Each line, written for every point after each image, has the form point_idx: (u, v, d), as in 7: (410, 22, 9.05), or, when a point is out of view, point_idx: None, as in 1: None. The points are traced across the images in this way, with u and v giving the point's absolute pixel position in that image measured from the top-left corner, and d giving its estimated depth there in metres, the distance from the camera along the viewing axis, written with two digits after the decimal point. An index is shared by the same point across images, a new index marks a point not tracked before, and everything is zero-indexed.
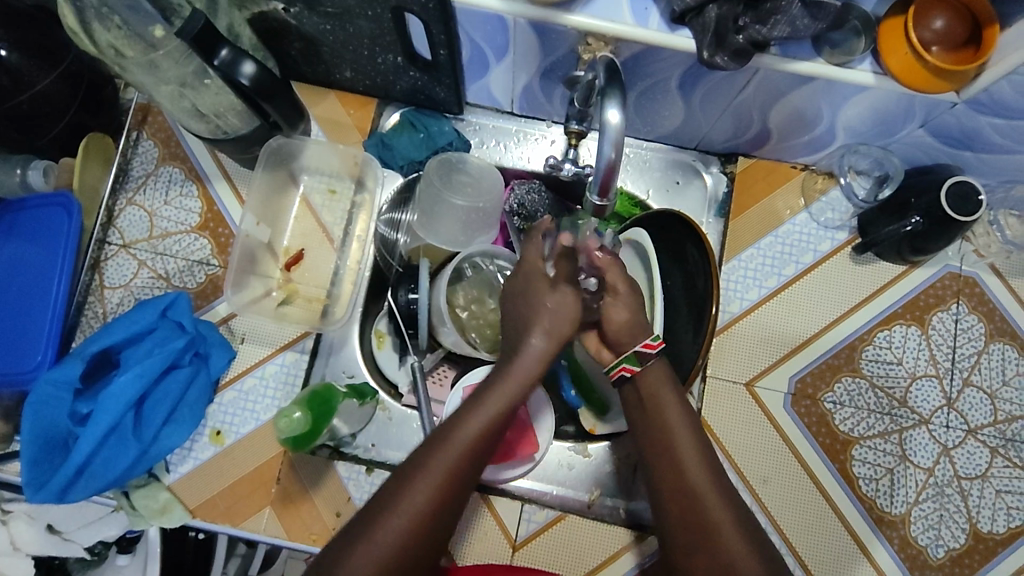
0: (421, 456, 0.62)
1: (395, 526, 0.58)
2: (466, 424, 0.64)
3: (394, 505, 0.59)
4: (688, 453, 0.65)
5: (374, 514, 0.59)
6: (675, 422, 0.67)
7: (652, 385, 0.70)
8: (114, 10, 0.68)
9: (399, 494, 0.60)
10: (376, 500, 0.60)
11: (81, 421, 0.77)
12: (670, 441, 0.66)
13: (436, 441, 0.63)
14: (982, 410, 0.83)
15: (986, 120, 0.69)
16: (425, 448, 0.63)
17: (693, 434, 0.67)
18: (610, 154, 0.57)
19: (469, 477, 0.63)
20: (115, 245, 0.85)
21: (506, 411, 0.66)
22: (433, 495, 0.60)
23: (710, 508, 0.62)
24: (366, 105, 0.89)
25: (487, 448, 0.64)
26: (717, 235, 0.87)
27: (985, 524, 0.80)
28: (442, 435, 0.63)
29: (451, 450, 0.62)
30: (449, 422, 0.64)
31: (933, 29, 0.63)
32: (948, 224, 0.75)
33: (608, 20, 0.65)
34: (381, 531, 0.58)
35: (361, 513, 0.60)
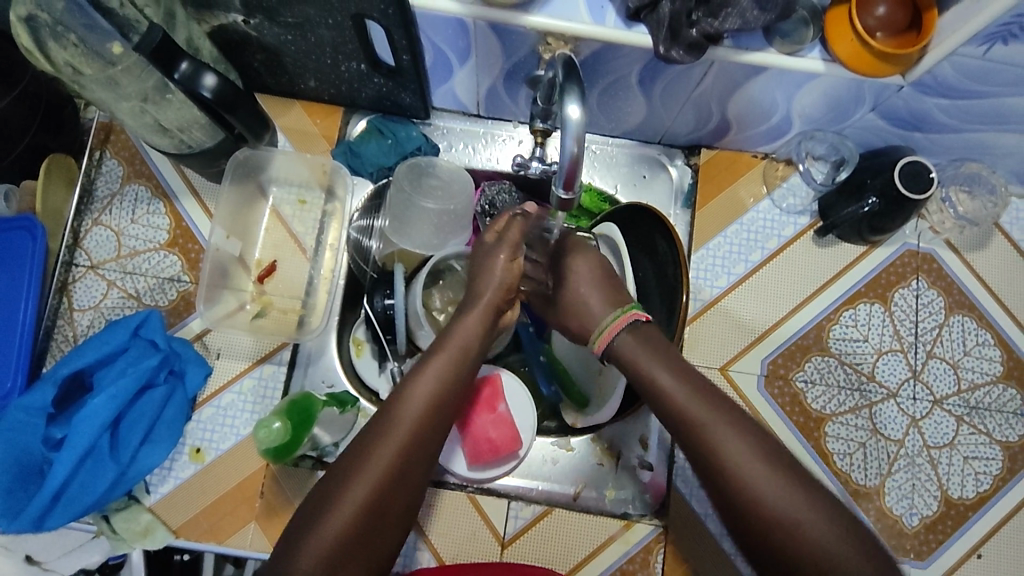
0: (371, 433, 0.60)
1: (349, 504, 0.57)
2: (412, 393, 0.62)
3: (346, 486, 0.57)
4: (710, 421, 0.61)
5: (326, 495, 0.57)
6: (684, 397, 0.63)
7: (634, 357, 0.67)
8: (69, 28, 0.67)
9: (351, 471, 0.58)
10: (329, 478, 0.59)
11: (56, 445, 0.75)
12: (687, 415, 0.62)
13: (385, 415, 0.61)
14: (946, 380, 0.86)
15: (932, 101, 0.72)
16: (374, 423, 0.61)
17: (710, 405, 0.62)
18: (574, 148, 0.58)
19: (426, 449, 0.61)
20: (83, 267, 0.84)
21: (451, 377, 0.65)
22: (387, 469, 0.58)
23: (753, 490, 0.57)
24: (331, 114, 0.90)
25: (443, 415, 0.63)
26: (685, 226, 0.89)
27: (955, 490, 0.83)
28: (390, 408, 0.62)
29: (400, 422, 0.60)
30: (396, 393, 0.63)
31: (876, 16, 0.66)
32: (904, 202, 0.78)
33: (566, 20, 0.67)
34: (336, 510, 0.57)
35: (315, 496, 0.59)
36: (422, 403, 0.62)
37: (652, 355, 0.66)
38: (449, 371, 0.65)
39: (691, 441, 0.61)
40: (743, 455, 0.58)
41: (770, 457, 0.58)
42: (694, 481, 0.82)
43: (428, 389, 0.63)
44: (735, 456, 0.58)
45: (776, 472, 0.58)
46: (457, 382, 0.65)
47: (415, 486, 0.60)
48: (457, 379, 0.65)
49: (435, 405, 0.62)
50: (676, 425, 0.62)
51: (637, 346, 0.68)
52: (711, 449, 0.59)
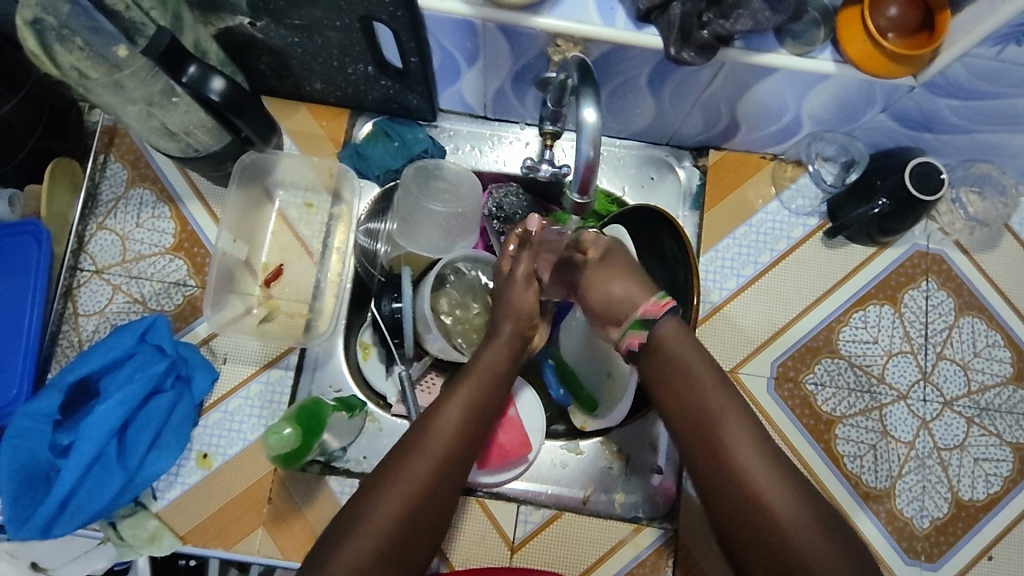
0: (403, 450, 0.63)
1: (385, 514, 0.60)
2: (445, 411, 0.66)
3: (381, 496, 0.61)
4: (734, 429, 0.65)
5: (362, 504, 0.61)
6: (716, 402, 0.66)
7: (671, 353, 0.68)
8: (75, 31, 0.66)
9: (388, 482, 0.62)
10: (366, 488, 0.62)
11: (62, 452, 0.75)
12: (711, 421, 0.66)
13: (419, 431, 0.64)
14: (957, 381, 0.85)
15: (944, 102, 0.72)
16: (410, 439, 0.65)
17: (738, 414, 0.66)
18: (589, 151, 0.58)
19: (455, 465, 0.64)
20: (87, 271, 0.83)
21: (479, 399, 0.68)
22: (421, 482, 0.62)
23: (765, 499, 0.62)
24: (338, 116, 0.89)
25: (471, 434, 0.66)
26: (694, 228, 0.88)
27: (966, 492, 0.83)
28: (423, 421, 0.65)
29: (433, 438, 0.64)
30: (429, 412, 0.66)
31: (888, 16, 0.66)
32: (914, 204, 0.78)
33: (576, 21, 0.66)
34: (371, 518, 0.60)
35: (352, 504, 0.62)
36: (454, 421, 0.65)
37: (691, 353, 0.68)
38: (478, 391, 0.68)
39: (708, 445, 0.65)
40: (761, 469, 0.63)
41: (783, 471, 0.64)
42: None
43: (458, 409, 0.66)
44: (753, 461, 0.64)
45: (787, 488, 0.63)
46: (486, 402, 0.68)
47: (445, 500, 0.63)
48: (486, 401, 0.68)
49: (466, 425, 0.66)
50: (697, 427, 0.66)
51: (681, 339, 0.68)
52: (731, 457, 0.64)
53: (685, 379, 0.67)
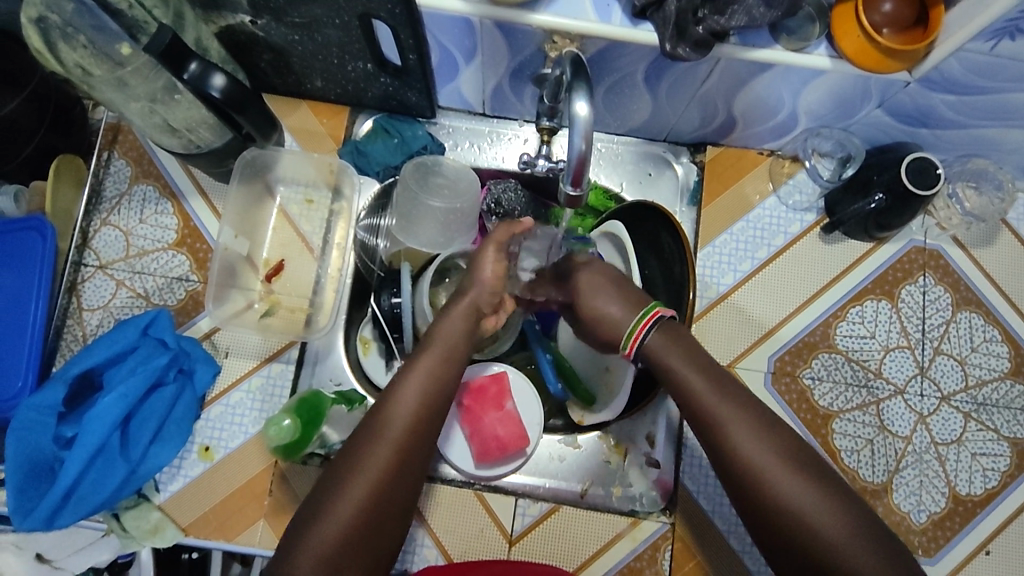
0: (367, 429, 0.60)
1: (350, 502, 0.57)
2: (404, 390, 0.62)
3: (333, 499, 0.57)
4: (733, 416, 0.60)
5: (316, 507, 0.57)
6: (705, 391, 0.62)
7: (662, 351, 0.66)
8: (79, 29, 0.67)
9: (340, 483, 0.58)
10: (319, 491, 0.59)
11: (67, 444, 0.76)
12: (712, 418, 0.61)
13: (373, 423, 0.61)
14: (954, 376, 0.86)
15: (939, 98, 0.72)
16: (363, 433, 0.61)
17: (734, 402, 0.61)
18: (582, 145, 0.58)
19: (416, 454, 0.61)
20: (92, 266, 0.84)
21: (439, 379, 0.64)
22: (376, 478, 0.58)
23: (778, 488, 0.57)
24: (338, 114, 0.90)
25: (432, 417, 0.62)
26: (691, 223, 0.89)
27: (964, 487, 0.83)
28: (384, 398, 0.62)
29: (395, 414, 0.61)
30: (383, 398, 0.62)
31: (882, 12, 0.66)
32: (910, 199, 0.78)
33: (571, 18, 0.67)
34: (326, 521, 0.56)
35: (306, 508, 0.58)
36: (411, 406, 0.61)
37: (680, 349, 0.65)
38: (437, 368, 0.65)
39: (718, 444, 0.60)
40: (767, 455, 0.58)
41: (790, 452, 0.58)
42: (701, 478, 0.82)
43: (416, 391, 0.62)
44: (758, 454, 0.58)
45: (796, 471, 0.57)
46: (447, 383, 0.65)
47: (408, 491, 0.60)
48: (446, 378, 0.65)
49: (424, 409, 0.62)
50: (696, 422, 0.63)
51: (668, 345, 0.66)
52: (729, 448, 0.59)
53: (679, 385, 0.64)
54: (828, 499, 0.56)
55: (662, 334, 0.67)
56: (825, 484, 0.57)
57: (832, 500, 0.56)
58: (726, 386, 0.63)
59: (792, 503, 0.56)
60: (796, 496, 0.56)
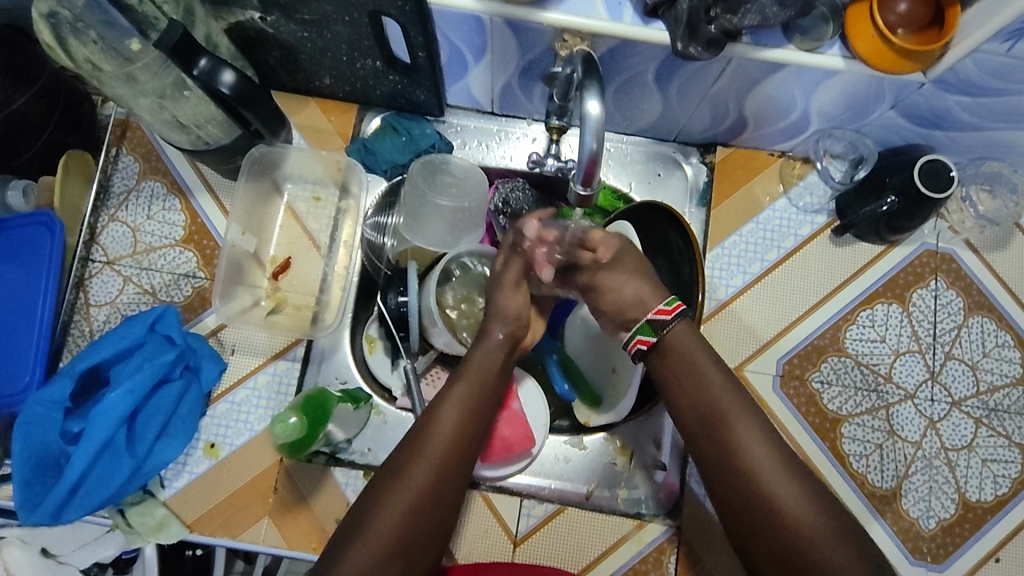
0: (410, 445, 0.63)
1: (395, 514, 0.59)
2: (446, 408, 0.65)
3: (375, 513, 0.59)
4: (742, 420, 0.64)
5: (358, 521, 0.59)
6: (717, 391, 0.65)
7: (682, 349, 0.68)
8: (89, 25, 0.68)
9: (382, 498, 0.60)
10: (360, 507, 0.60)
11: (73, 439, 0.76)
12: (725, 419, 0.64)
13: (414, 443, 0.63)
14: (965, 382, 0.85)
15: (953, 99, 0.71)
16: (403, 453, 0.63)
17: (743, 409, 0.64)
18: (593, 144, 0.58)
19: (453, 472, 0.63)
20: (99, 262, 0.84)
21: (475, 399, 0.67)
22: (416, 494, 0.60)
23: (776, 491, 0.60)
24: (346, 111, 0.90)
25: (467, 434, 0.65)
26: (700, 225, 0.88)
27: (974, 493, 0.82)
28: (428, 416, 0.65)
29: (439, 431, 0.64)
30: (426, 417, 0.65)
31: (898, 12, 0.66)
32: (923, 201, 0.77)
33: (582, 16, 0.66)
34: (368, 535, 0.58)
35: (348, 524, 0.60)
36: (450, 428, 0.64)
37: (698, 350, 0.68)
38: (474, 391, 0.67)
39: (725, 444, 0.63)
40: (771, 461, 0.61)
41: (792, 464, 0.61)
42: None
43: (455, 414, 0.65)
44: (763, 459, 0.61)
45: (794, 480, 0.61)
46: (481, 406, 0.67)
47: (445, 510, 0.62)
48: (482, 402, 0.67)
49: (465, 428, 0.65)
50: (702, 419, 0.65)
51: (686, 342, 0.68)
52: (740, 452, 0.62)
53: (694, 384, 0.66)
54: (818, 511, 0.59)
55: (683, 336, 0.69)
56: (821, 494, 0.60)
57: (826, 508, 0.59)
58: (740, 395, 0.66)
59: (795, 513, 0.59)
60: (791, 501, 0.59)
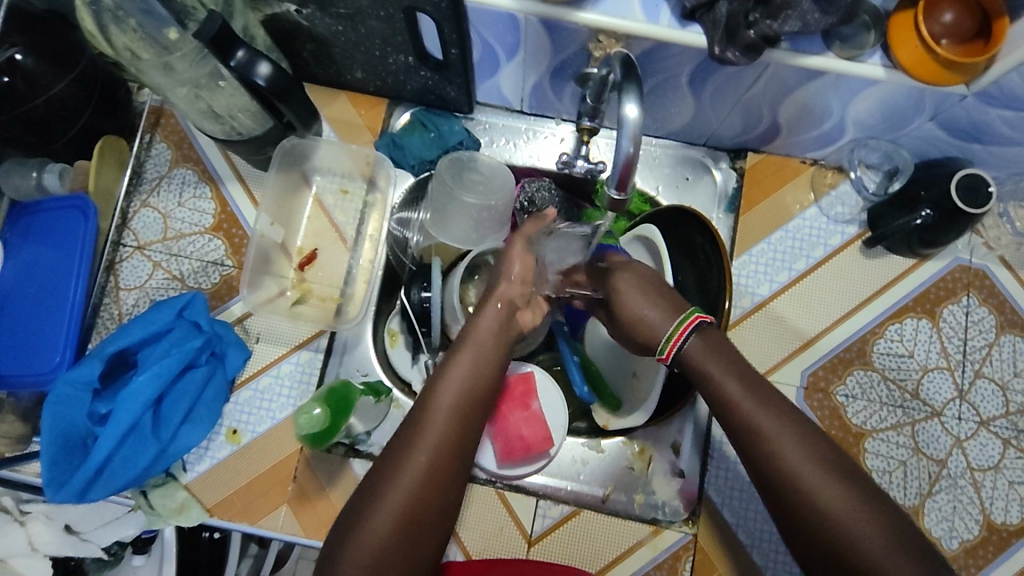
0: (406, 432, 0.62)
1: (394, 501, 0.58)
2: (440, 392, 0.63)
3: (370, 510, 0.58)
4: (767, 421, 0.59)
5: (356, 517, 0.58)
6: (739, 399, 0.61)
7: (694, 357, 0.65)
8: (129, 13, 0.68)
9: (379, 489, 0.59)
10: (359, 499, 0.60)
11: (100, 420, 0.77)
12: (747, 420, 0.60)
13: (410, 429, 0.62)
14: (994, 401, 0.83)
15: (996, 113, 0.69)
16: (398, 442, 0.61)
17: (770, 407, 0.60)
18: (629, 148, 0.57)
19: (452, 460, 0.61)
20: (130, 247, 0.86)
21: (475, 382, 0.65)
22: (412, 484, 0.59)
23: (812, 491, 0.56)
24: (377, 106, 0.90)
25: (468, 415, 0.63)
26: (728, 231, 0.87)
27: (999, 515, 0.80)
28: (422, 401, 0.63)
29: (435, 416, 0.62)
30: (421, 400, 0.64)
31: (943, 22, 0.64)
32: (959, 216, 0.76)
33: (619, 17, 0.66)
34: (365, 528, 0.57)
35: (347, 515, 0.59)
36: (444, 414, 0.62)
37: (717, 354, 0.65)
38: (470, 374, 0.65)
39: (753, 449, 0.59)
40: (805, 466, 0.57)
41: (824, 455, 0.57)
42: (727, 490, 0.81)
43: (449, 398, 0.63)
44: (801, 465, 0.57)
45: (834, 477, 0.56)
46: (481, 388, 0.65)
47: (446, 500, 0.60)
48: (478, 385, 0.65)
49: (463, 409, 0.63)
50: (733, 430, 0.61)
51: (698, 348, 0.66)
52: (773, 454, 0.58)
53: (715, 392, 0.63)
54: (862, 505, 0.55)
55: (696, 342, 0.66)
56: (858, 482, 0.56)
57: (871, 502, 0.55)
58: (760, 391, 0.62)
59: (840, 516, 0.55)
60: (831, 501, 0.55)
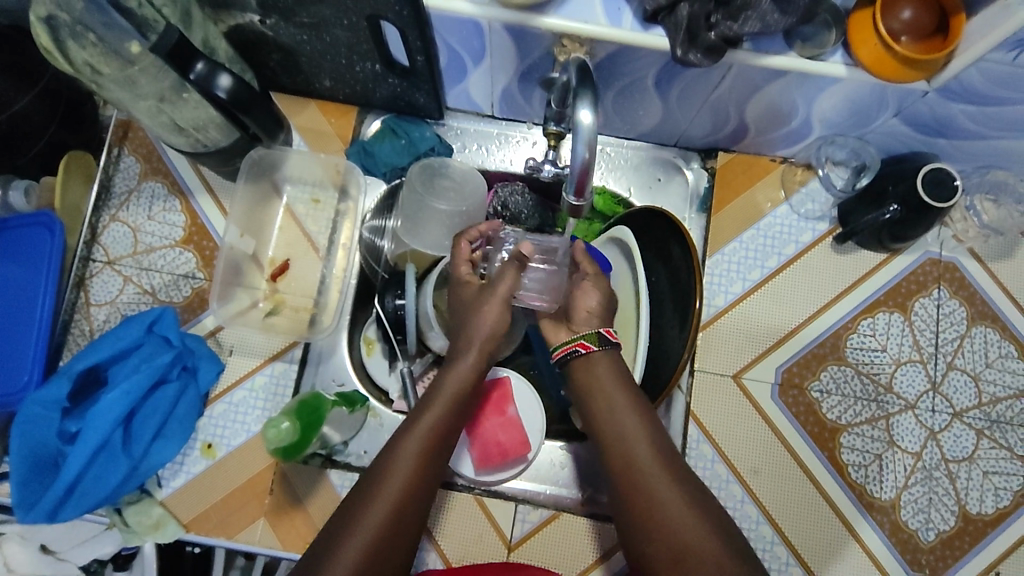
0: (392, 445, 0.63)
1: (383, 508, 0.59)
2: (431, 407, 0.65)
3: (360, 515, 0.58)
4: (653, 469, 0.63)
5: (346, 521, 0.58)
6: (625, 427, 0.66)
7: (584, 382, 0.70)
8: (89, 27, 0.68)
9: (368, 496, 0.59)
10: (347, 506, 0.60)
11: (71, 439, 0.76)
12: (622, 447, 0.65)
13: (396, 440, 0.63)
14: (967, 393, 0.84)
15: (958, 108, 0.70)
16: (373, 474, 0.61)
17: (656, 451, 0.65)
18: (585, 153, 0.57)
19: (420, 495, 0.61)
20: (100, 262, 0.85)
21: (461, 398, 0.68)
22: (391, 507, 0.59)
23: (677, 529, 0.59)
24: (347, 113, 0.90)
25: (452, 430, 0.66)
26: (700, 231, 0.88)
27: (974, 506, 0.81)
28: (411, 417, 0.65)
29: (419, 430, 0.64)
30: (408, 417, 0.66)
31: (901, 19, 0.64)
32: (926, 211, 0.76)
33: (581, 22, 0.66)
34: (356, 533, 0.57)
35: (321, 542, 0.58)
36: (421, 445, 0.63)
37: (613, 390, 0.69)
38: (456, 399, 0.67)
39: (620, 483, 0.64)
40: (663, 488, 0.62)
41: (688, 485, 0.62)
42: None
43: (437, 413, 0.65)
44: (665, 491, 0.61)
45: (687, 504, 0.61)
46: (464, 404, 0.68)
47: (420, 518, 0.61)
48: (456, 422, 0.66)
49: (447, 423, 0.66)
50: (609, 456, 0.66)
51: (606, 374, 0.70)
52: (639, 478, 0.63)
53: (617, 431, 0.66)
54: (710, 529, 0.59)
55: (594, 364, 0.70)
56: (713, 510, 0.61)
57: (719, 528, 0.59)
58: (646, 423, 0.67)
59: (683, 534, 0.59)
60: (694, 540, 0.58)
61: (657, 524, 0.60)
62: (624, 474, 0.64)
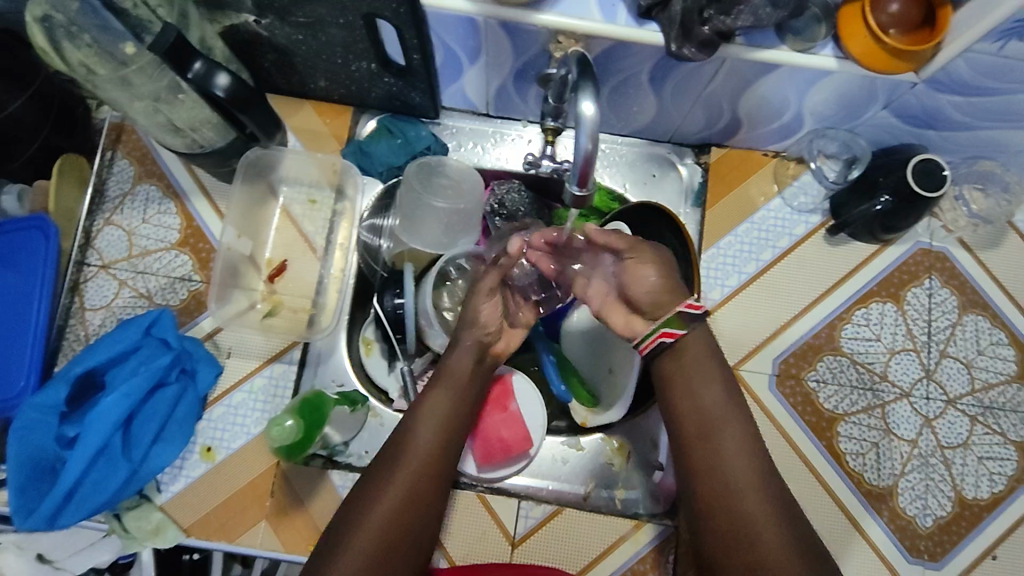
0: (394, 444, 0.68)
1: (389, 501, 0.64)
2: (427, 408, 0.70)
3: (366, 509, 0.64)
4: (730, 452, 0.65)
5: (355, 513, 0.64)
6: (710, 405, 0.68)
7: (674, 370, 0.70)
8: (83, 28, 0.67)
9: (374, 491, 0.65)
10: (354, 499, 0.65)
11: (69, 443, 0.75)
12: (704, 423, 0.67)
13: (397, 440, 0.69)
14: (960, 380, 0.85)
15: (946, 99, 0.71)
16: (378, 471, 0.67)
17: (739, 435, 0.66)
18: (587, 144, 0.57)
19: (428, 484, 0.67)
20: (94, 266, 0.84)
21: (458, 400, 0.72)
22: (395, 502, 0.64)
23: (748, 512, 0.62)
24: (342, 114, 0.90)
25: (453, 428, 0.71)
26: (696, 225, 0.88)
27: (970, 491, 0.82)
28: (410, 417, 0.70)
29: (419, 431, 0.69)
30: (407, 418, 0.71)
31: (889, 12, 0.66)
32: (916, 200, 0.78)
33: (577, 18, 0.66)
34: (363, 525, 0.63)
35: (331, 533, 0.63)
36: (423, 438, 0.69)
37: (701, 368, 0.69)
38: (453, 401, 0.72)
39: (699, 465, 0.66)
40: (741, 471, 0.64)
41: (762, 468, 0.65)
42: None
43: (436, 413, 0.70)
44: (741, 477, 0.64)
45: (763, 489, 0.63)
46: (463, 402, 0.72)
47: (428, 511, 0.66)
48: (455, 416, 0.71)
49: (446, 421, 0.70)
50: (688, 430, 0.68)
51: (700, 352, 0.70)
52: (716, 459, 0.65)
53: (700, 412, 0.68)
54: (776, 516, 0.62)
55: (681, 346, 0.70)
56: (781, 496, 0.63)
57: (786, 517, 0.62)
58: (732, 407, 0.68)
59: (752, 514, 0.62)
60: (762, 525, 0.61)
61: (727, 503, 0.63)
62: (700, 450, 0.66)
